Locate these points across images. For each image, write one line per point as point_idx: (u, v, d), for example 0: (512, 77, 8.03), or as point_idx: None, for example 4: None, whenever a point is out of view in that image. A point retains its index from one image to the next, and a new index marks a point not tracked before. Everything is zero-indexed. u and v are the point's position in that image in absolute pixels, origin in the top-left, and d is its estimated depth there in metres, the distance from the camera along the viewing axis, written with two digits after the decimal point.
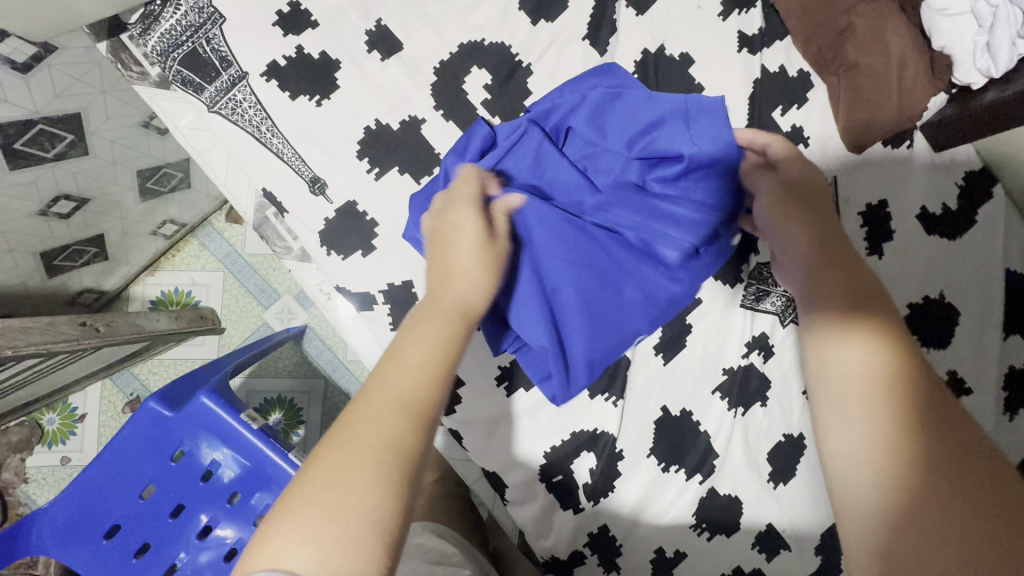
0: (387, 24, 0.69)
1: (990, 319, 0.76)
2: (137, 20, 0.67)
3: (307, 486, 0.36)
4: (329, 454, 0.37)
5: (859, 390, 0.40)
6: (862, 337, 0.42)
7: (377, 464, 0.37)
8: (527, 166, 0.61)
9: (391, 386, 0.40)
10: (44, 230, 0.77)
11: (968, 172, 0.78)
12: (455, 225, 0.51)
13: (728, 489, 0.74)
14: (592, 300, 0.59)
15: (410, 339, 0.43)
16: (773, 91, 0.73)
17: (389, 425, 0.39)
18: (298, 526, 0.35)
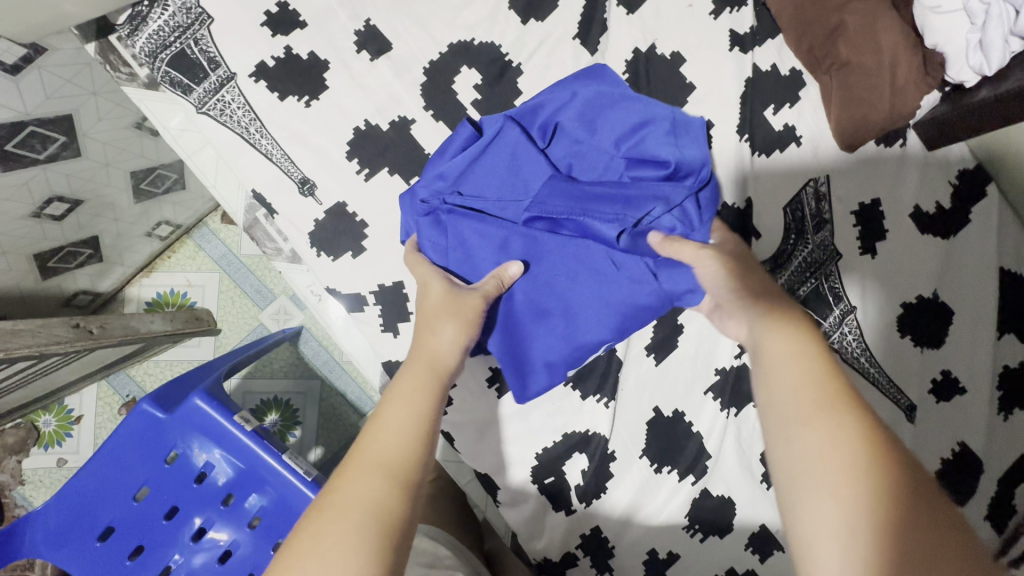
0: (376, 24, 0.69)
1: (984, 317, 0.76)
2: (125, 20, 0.66)
3: (288, 561, 0.38)
4: (307, 528, 0.40)
5: (797, 404, 0.39)
6: (791, 344, 0.42)
7: (351, 529, 0.39)
8: (504, 161, 0.61)
9: (372, 448, 0.43)
10: (37, 232, 0.77)
11: (962, 171, 0.77)
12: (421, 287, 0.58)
13: (721, 490, 0.74)
14: (547, 307, 0.61)
15: (390, 399, 0.47)
16: (765, 90, 0.72)
17: (367, 490, 0.41)
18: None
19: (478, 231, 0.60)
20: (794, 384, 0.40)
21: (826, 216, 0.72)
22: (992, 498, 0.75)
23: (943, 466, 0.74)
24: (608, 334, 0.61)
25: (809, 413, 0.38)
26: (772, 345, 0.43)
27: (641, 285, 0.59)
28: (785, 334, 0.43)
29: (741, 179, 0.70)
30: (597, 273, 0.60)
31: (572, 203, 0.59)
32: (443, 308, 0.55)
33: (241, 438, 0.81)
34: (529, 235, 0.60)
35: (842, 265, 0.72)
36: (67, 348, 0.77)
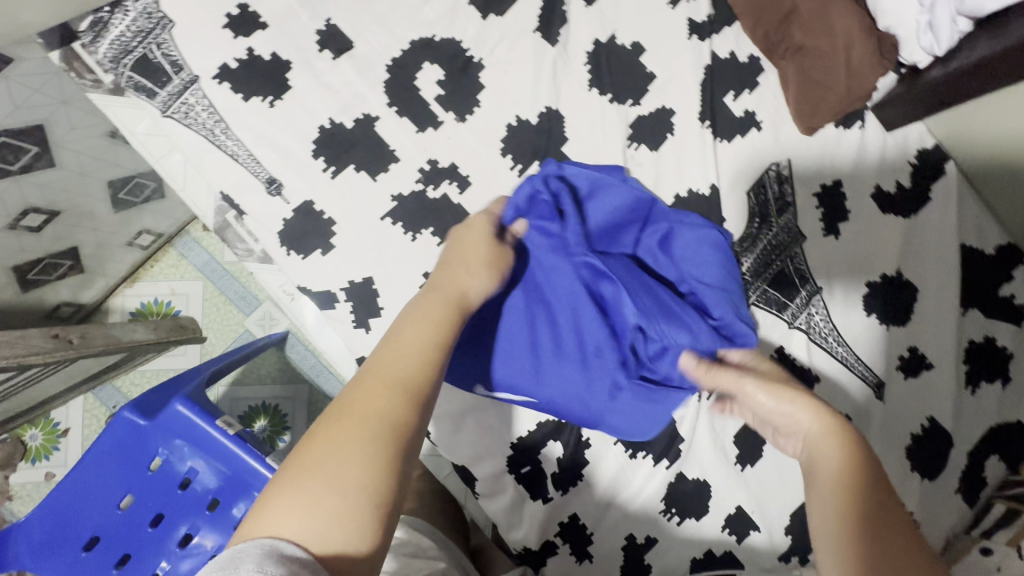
0: (337, 23, 0.69)
1: (948, 294, 0.77)
2: (87, 27, 0.67)
3: (304, 460, 0.39)
4: (323, 433, 0.40)
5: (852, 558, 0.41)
6: (841, 478, 0.45)
7: (369, 441, 0.40)
8: (607, 206, 0.61)
9: (389, 368, 0.44)
10: (14, 244, 0.77)
11: (921, 151, 0.79)
12: (467, 229, 0.57)
13: (696, 473, 0.75)
14: (511, 350, 0.61)
15: (414, 326, 0.47)
16: (724, 77, 0.74)
17: (386, 400, 0.42)
18: (299, 497, 0.37)
19: (547, 240, 0.59)
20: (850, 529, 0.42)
21: (789, 199, 0.74)
22: (961, 471, 0.77)
23: (913, 442, 0.75)
24: (539, 400, 0.62)
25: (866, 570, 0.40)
26: (828, 479, 0.45)
27: (594, 387, 0.60)
28: (835, 466, 0.46)
29: (705, 165, 0.72)
30: (575, 353, 0.60)
31: (632, 285, 0.57)
32: (480, 255, 0.55)
33: (222, 441, 0.81)
34: (567, 282, 0.59)
35: (807, 247, 0.74)
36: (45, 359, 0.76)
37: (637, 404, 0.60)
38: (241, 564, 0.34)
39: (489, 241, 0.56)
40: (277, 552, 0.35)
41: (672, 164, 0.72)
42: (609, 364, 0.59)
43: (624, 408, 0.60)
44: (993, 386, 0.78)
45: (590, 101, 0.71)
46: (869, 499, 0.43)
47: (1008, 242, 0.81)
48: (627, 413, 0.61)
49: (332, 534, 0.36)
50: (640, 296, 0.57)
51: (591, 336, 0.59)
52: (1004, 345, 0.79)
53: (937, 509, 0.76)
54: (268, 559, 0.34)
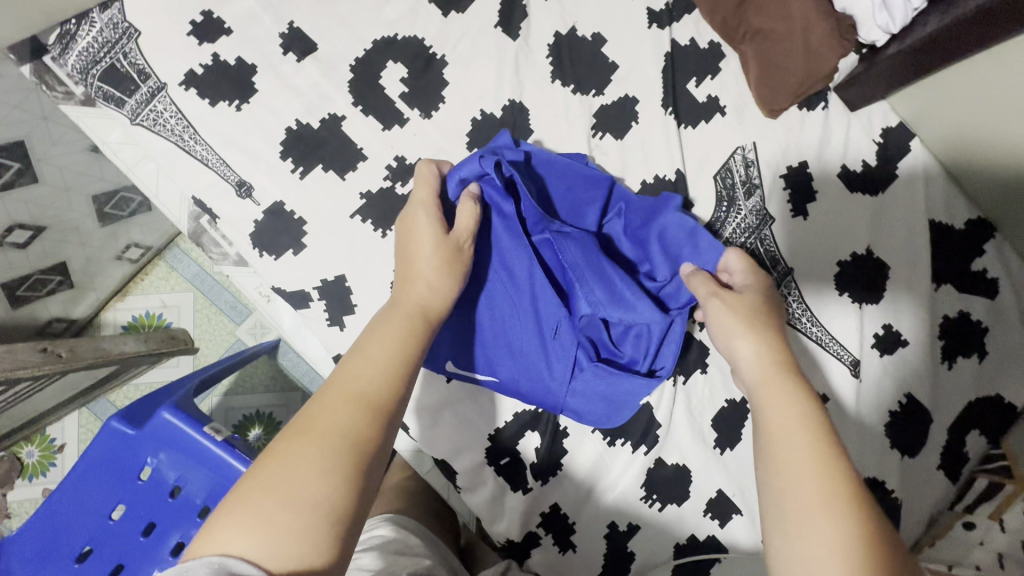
0: (300, 26, 0.71)
1: (920, 270, 0.77)
2: (55, 41, 0.68)
3: (261, 478, 0.39)
4: (283, 450, 0.40)
5: (807, 493, 0.40)
6: (797, 421, 0.44)
7: (327, 457, 0.40)
8: (565, 189, 0.66)
9: (351, 383, 0.45)
10: (2, 262, 0.77)
11: (886, 129, 0.79)
12: (412, 228, 0.57)
13: (675, 459, 0.75)
14: (479, 332, 0.65)
15: (377, 338, 0.49)
16: (686, 64, 0.75)
17: (347, 415, 0.43)
18: (250, 516, 0.37)
19: (505, 223, 0.62)
20: (812, 469, 0.41)
21: (755, 181, 0.74)
22: (942, 446, 0.77)
23: (892, 419, 0.75)
24: (501, 380, 0.67)
25: (818, 502, 0.39)
26: (783, 422, 0.45)
27: (555, 365, 0.65)
28: (788, 411, 0.45)
29: (670, 152, 0.72)
30: (536, 331, 0.64)
31: (586, 265, 0.62)
32: (433, 257, 0.56)
33: (213, 450, 0.82)
34: (525, 264, 0.62)
35: (776, 229, 0.74)
36: (33, 372, 0.77)
37: (598, 386, 0.65)
38: None
39: (434, 242, 0.56)
40: (226, 568, 0.35)
41: (638, 152, 0.72)
42: (568, 342, 0.64)
43: (582, 385, 0.65)
44: (970, 360, 0.78)
45: (553, 93, 0.72)
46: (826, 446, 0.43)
47: (978, 216, 0.81)
48: (588, 395, 0.66)
49: (286, 550, 0.36)
50: (600, 275, 0.62)
51: (551, 314, 0.63)
52: (979, 319, 0.79)
53: (920, 486, 0.76)
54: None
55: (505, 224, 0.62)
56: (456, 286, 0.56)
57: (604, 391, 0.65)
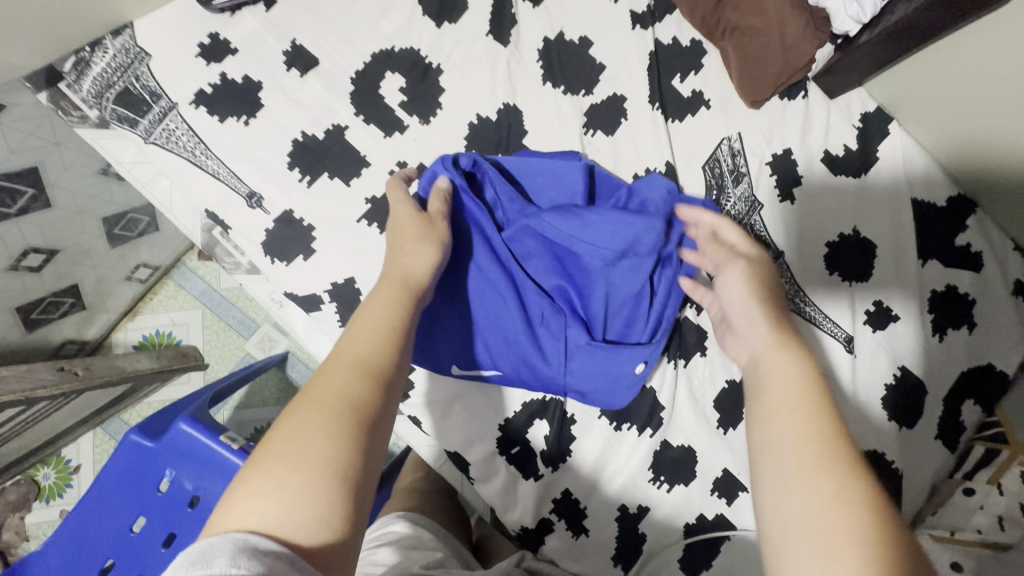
0: (302, 43, 0.74)
1: (906, 248, 0.80)
2: (70, 68, 0.71)
3: (269, 448, 0.41)
4: (288, 422, 0.42)
5: (795, 446, 0.42)
6: (794, 385, 0.45)
7: (333, 425, 0.42)
8: (543, 176, 0.68)
9: (349, 353, 0.47)
10: (18, 285, 0.81)
11: (865, 113, 0.83)
12: (398, 219, 0.60)
13: (680, 440, 0.77)
14: (476, 325, 0.67)
15: (371, 312, 0.50)
16: (670, 62, 0.78)
17: (347, 382, 0.45)
18: (261, 485, 0.38)
19: (471, 212, 0.66)
20: (801, 425, 0.43)
21: (743, 170, 0.77)
22: (938, 417, 0.79)
23: (888, 392, 0.77)
24: (503, 372, 0.69)
25: (810, 453, 0.41)
26: (778, 383, 0.46)
27: (548, 351, 0.68)
28: (783, 376, 0.46)
29: (660, 145, 0.76)
30: (525, 321, 0.67)
31: (568, 241, 0.66)
32: (410, 236, 0.58)
33: (226, 455, 0.84)
34: (501, 256, 0.66)
35: (765, 214, 0.77)
36: (51, 391, 0.80)
37: (597, 362, 0.67)
38: (214, 559, 0.33)
39: (417, 228, 0.58)
40: (243, 534, 0.36)
41: (628, 147, 0.76)
42: (555, 326, 0.68)
43: (579, 369, 0.68)
44: (960, 332, 0.81)
45: (544, 95, 0.76)
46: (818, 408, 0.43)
47: (959, 193, 0.84)
48: (589, 372, 0.68)
49: (300, 514, 0.38)
50: (584, 248, 0.65)
51: (535, 304, 0.67)
52: (966, 291, 0.82)
53: (919, 456, 0.79)
54: (241, 553, 0.34)
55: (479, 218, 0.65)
56: (438, 255, 0.58)
57: (602, 374, 0.68)
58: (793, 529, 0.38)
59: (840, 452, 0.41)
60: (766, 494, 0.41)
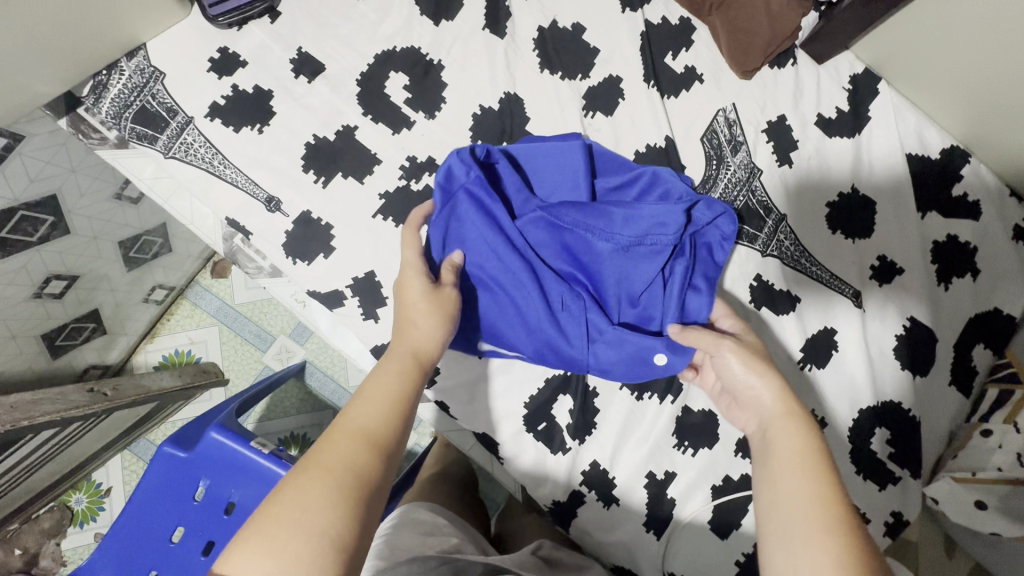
0: (307, 50, 0.78)
1: (905, 201, 0.82)
2: (88, 92, 0.75)
3: (275, 509, 0.43)
4: (295, 487, 0.44)
5: (805, 523, 0.46)
6: (807, 453, 0.50)
7: (335, 492, 0.44)
8: (554, 165, 0.70)
9: (356, 421, 0.49)
10: (42, 312, 0.83)
11: (853, 75, 0.85)
12: (409, 288, 0.62)
13: (701, 405, 0.79)
14: (504, 315, 0.70)
15: (376, 380, 0.53)
16: (661, 40, 0.81)
17: (350, 450, 0.47)
18: (263, 547, 0.41)
19: (483, 201, 0.67)
20: (804, 496, 0.48)
21: (740, 139, 0.80)
22: (950, 364, 0.81)
23: (900, 342, 0.80)
24: (528, 354, 0.71)
25: (815, 528, 0.45)
26: (786, 456, 0.51)
27: (570, 333, 0.69)
28: (799, 444, 0.51)
29: (658, 121, 0.78)
30: (546, 307, 0.68)
31: (584, 227, 0.66)
32: (422, 306, 0.61)
33: (258, 460, 0.85)
34: (516, 244, 0.67)
35: (764, 180, 0.80)
36: (83, 411, 0.82)
37: (620, 345, 0.67)
38: None
39: (425, 292, 0.61)
40: None
41: (627, 126, 0.78)
42: (575, 311, 0.68)
43: (602, 351, 0.68)
44: (965, 279, 0.83)
45: (543, 82, 0.79)
46: (827, 478, 0.48)
47: (953, 145, 0.87)
48: (611, 355, 0.68)
49: None
50: (598, 235, 0.66)
51: (555, 290, 0.68)
52: (967, 240, 0.84)
53: (934, 403, 0.81)
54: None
55: (492, 206, 0.66)
56: (445, 328, 0.61)
57: (625, 353, 0.68)
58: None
59: (848, 531, 0.44)
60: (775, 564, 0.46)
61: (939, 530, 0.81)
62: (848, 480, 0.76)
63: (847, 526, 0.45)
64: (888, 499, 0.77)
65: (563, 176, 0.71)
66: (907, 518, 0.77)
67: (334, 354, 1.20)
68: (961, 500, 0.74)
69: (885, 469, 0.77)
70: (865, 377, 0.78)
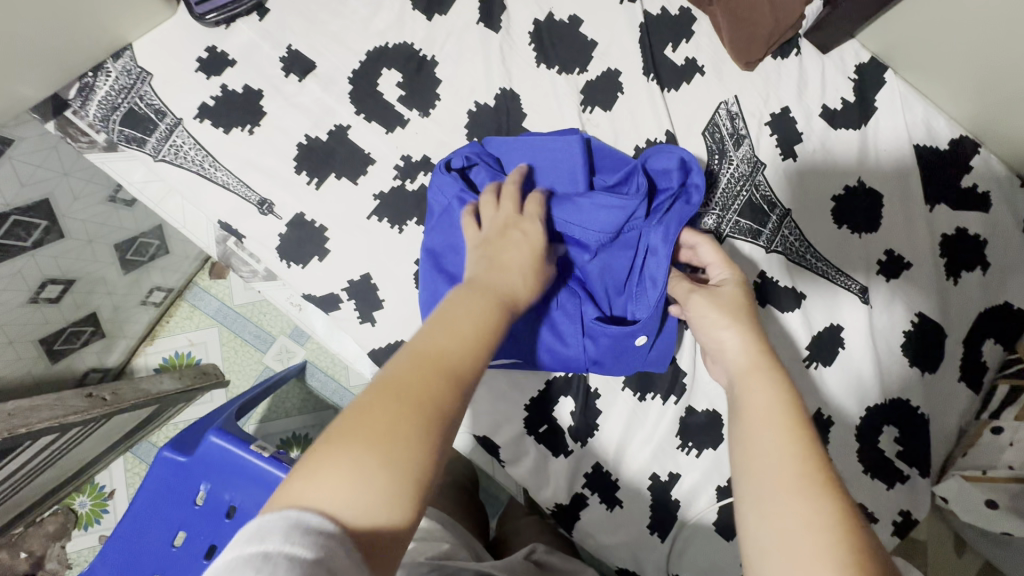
0: (297, 48, 0.76)
1: (912, 194, 0.80)
2: (75, 94, 0.73)
3: (350, 438, 0.36)
4: (376, 411, 0.37)
5: (780, 481, 0.43)
6: (779, 409, 0.47)
7: (425, 423, 0.38)
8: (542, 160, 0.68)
9: (443, 354, 0.41)
10: (39, 317, 0.82)
11: (860, 64, 0.83)
12: (512, 241, 0.54)
13: (705, 406, 0.78)
14: None
15: (461, 315, 0.44)
16: (661, 31, 0.79)
17: (437, 385, 0.39)
18: (334, 478, 0.35)
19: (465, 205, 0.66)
20: (777, 454, 0.44)
21: (743, 132, 0.78)
22: (959, 360, 0.80)
23: (907, 339, 0.78)
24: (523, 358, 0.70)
25: (789, 487, 0.42)
26: (757, 414, 0.47)
27: (565, 334, 0.68)
28: (767, 398, 0.48)
29: (659, 115, 0.76)
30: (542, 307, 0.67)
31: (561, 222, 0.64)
32: (526, 261, 0.53)
33: (258, 465, 0.84)
34: None
35: (768, 174, 0.78)
36: (82, 416, 0.81)
37: (612, 342, 0.66)
38: (269, 537, 0.31)
39: (530, 255, 0.54)
40: (314, 526, 0.33)
41: (627, 121, 0.76)
42: (569, 309, 0.67)
43: (598, 349, 0.68)
44: (974, 273, 0.81)
45: (540, 77, 0.77)
46: (795, 432, 0.45)
47: (962, 135, 0.84)
48: (606, 351, 0.68)
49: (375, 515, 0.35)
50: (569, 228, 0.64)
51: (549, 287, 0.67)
52: (977, 232, 0.82)
53: (943, 400, 0.79)
54: (296, 530, 0.32)
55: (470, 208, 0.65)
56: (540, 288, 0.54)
57: (615, 346, 0.67)
58: (769, 560, 0.40)
59: (827, 490, 0.41)
60: (744, 523, 0.43)
61: (948, 528, 0.80)
62: (856, 480, 0.75)
63: (824, 483, 0.42)
64: (896, 498, 0.75)
65: (553, 171, 0.68)
66: (916, 517, 0.75)
67: (335, 355, 1.19)
68: (971, 498, 0.72)
69: (893, 467, 0.76)
70: (873, 374, 0.76)
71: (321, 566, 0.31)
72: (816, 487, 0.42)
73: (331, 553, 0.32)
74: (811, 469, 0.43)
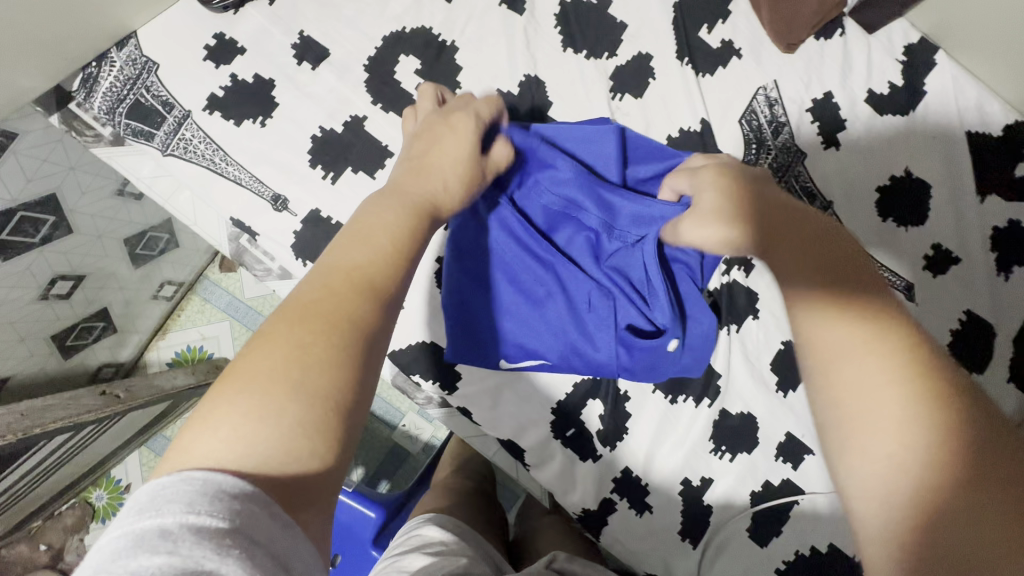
0: (310, 34, 0.72)
1: (962, 184, 0.76)
2: (79, 86, 0.70)
3: (246, 369, 0.33)
4: (280, 332, 0.35)
5: (838, 347, 0.34)
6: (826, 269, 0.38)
7: (331, 341, 0.35)
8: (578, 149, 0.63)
9: (350, 266, 0.39)
10: (49, 314, 0.80)
11: (908, 45, 0.77)
12: (444, 128, 0.53)
13: (739, 407, 0.75)
14: (522, 318, 0.66)
15: (370, 222, 0.43)
16: (695, 11, 0.74)
17: (342, 296, 0.37)
18: (220, 415, 0.32)
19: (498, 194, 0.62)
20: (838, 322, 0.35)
21: (782, 120, 0.73)
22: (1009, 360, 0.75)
23: (954, 338, 0.74)
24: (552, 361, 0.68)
25: (850, 352, 0.34)
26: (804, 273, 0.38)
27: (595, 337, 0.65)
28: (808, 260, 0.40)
29: (693, 102, 0.72)
30: (573, 305, 0.65)
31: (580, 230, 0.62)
32: (451, 159, 0.51)
33: None
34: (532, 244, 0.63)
35: (809, 164, 0.73)
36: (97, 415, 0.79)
37: (647, 353, 0.64)
38: (165, 505, 0.27)
39: (460, 147, 0.52)
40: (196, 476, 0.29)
41: (659, 108, 0.72)
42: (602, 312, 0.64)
43: (632, 358, 0.65)
44: None
45: (566, 61, 0.72)
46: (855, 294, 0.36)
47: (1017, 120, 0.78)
48: (639, 361, 0.65)
49: (270, 442, 0.31)
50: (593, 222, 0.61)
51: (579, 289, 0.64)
52: None
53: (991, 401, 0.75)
54: (203, 497, 0.28)
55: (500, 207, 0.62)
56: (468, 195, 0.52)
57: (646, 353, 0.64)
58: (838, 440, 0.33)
59: (899, 352, 0.33)
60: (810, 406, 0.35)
61: None
62: None
63: (893, 346, 0.33)
64: None
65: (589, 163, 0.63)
66: None
67: None
68: None
69: None
70: None
71: (237, 535, 0.27)
72: (899, 360, 0.33)
73: (246, 517, 0.28)
74: (897, 344, 0.33)
